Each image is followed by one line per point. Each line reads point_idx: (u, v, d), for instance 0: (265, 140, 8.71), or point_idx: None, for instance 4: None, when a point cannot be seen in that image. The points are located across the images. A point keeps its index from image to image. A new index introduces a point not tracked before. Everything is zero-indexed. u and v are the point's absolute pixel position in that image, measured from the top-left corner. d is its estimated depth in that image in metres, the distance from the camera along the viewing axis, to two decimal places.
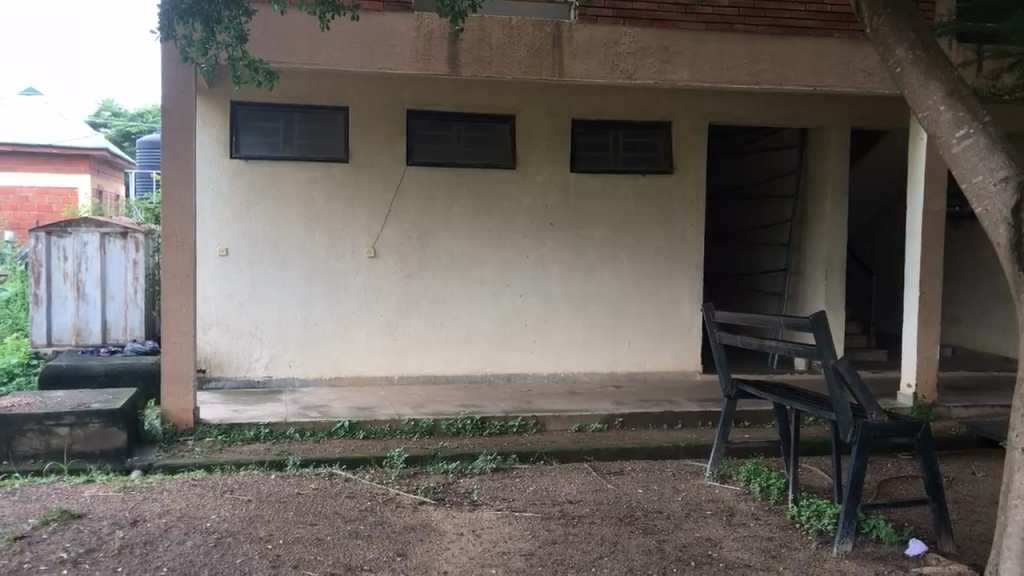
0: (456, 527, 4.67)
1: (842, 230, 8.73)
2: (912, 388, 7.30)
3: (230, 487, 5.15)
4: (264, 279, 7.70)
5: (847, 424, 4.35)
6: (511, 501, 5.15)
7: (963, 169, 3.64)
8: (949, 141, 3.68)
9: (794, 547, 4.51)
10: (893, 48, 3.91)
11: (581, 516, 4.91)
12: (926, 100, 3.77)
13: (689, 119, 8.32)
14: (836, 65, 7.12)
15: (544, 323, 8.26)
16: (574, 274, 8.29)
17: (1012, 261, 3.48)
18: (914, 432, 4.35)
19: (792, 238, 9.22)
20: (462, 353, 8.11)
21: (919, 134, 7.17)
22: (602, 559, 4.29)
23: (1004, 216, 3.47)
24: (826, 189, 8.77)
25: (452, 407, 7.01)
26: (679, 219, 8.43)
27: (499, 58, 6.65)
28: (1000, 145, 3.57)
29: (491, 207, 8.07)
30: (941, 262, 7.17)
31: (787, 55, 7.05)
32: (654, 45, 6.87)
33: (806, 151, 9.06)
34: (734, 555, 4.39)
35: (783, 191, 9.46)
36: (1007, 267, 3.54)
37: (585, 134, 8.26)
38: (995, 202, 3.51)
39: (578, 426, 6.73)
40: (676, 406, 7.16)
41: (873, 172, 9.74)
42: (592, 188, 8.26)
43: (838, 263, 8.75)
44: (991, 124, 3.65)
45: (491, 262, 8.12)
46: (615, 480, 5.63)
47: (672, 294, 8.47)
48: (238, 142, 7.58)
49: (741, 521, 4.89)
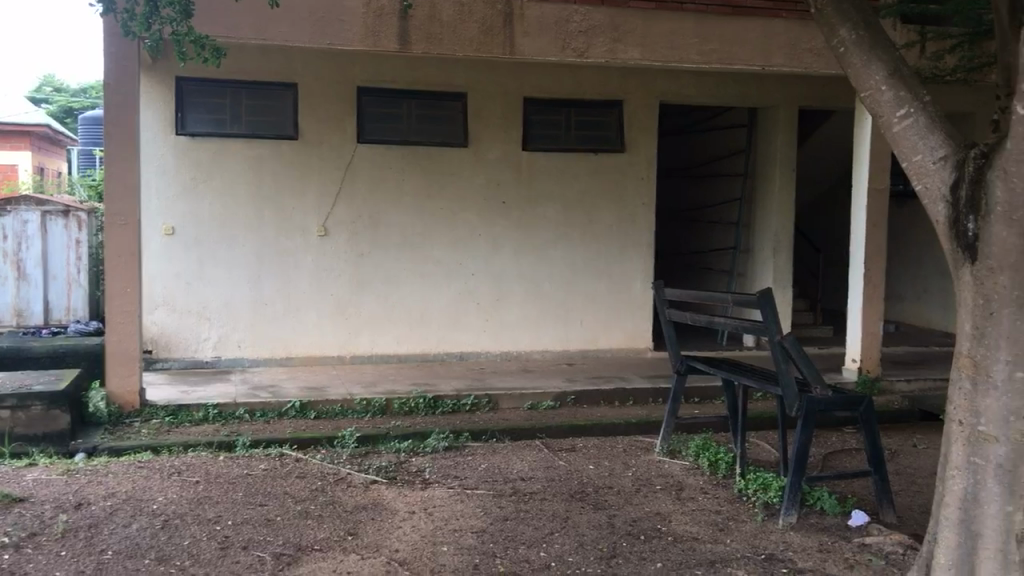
0: (408, 505, 4.68)
1: (790, 210, 8.85)
2: (856, 362, 7.43)
3: (178, 469, 5.09)
4: (212, 257, 7.59)
5: (792, 398, 4.47)
6: (463, 478, 5.18)
7: (904, 148, 3.71)
8: (891, 121, 3.74)
9: (740, 520, 4.60)
10: (838, 28, 3.96)
11: (533, 493, 4.95)
12: (868, 81, 3.82)
13: (640, 98, 8.36)
14: (784, 45, 7.19)
15: (497, 302, 8.27)
16: (527, 254, 8.30)
17: (951, 239, 3.57)
18: (857, 406, 4.47)
19: (742, 216, 9.32)
20: (414, 331, 8.09)
21: (864, 118, 7.33)
22: (554, 535, 4.33)
23: (944, 192, 3.57)
24: (774, 169, 8.87)
25: (404, 385, 7.00)
26: (631, 197, 8.46)
27: (449, 35, 6.59)
28: (939, 124, 3.66)
29: (442, 184, 8.02)
30: (885, 240, 7.30)
31: (736, 36, 7.10)
32: (605, 24, 6.87)
33: (756, 131, 9.16)
34: (683, 528, 4.47)
35: (733, 170, 9.56)
36: (945, 246, 3.63)
37: (537, 113, 8.24)
38: (935, 180, 3.60)
39: (530, 404, 6.76)
40: (627, 383, 7.24)
41: (821, 150, 9.87)
42: (544, 167, 8.25)
43: (786, 241, 8.86)
44: (931, 104, 3.73)
45: (443, 241, 8.09)
46: (567, 457, 5.68)
47: (624, 272, 8.52)
48: (185, 118, 7.44)
49: (690, 495, 4.97)
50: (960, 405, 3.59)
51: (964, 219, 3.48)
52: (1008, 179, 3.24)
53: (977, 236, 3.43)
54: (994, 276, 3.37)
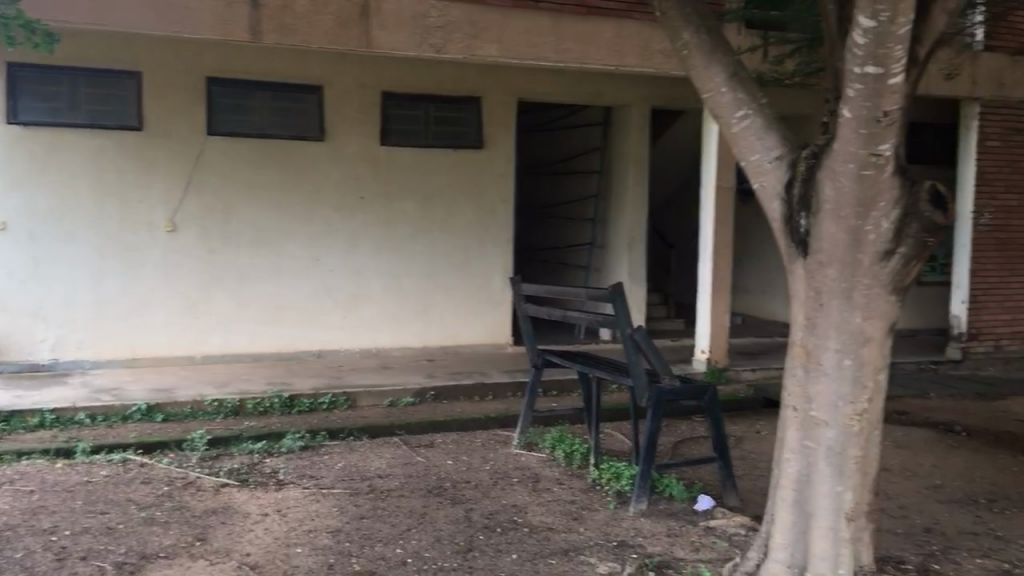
0: (260, 507, 4.56)
1: (643, 207, 9.12)
2: (706, 354, 7.72)
3: (10, 478, 4.80)
4: (49, 254, 7.19)
5: (642, 389, 4.62)
6: (319, 478, 5.09)
7: (742, 148, 3.89)
8: (730, 121, 3.91)
9: (594, 509, 4.72)
10: (681, 32, 4.11)
11: (390, 490, 4.92)
12: (709, 83, 3.98)
13: (498, 95, 8.43)
14: (637, 46, 7.40)
15: (355, 298, 8.16)
16: (385, 249, 8.23)
17: (786, 235, 3.77)
18: (702, 395, 4.66)
19: (598, 212, 9.54)
20: (269, 329, 7.90)
21: (710, 123, 7.61)
22: (410, 531, 4.32)
23: (779, 190, 3.76)
24: (628, 167, 9.12)
25: (259, 385, 6.83)
26: (490, 193, 8.52)
27: (304, 27, 6.45)
28: (774, 125, 3.85)
29: (297, 179, 7.86)
30: (732, 236, 7.63)
31: (591, 36, 7.26)
32: (463, 20, 6.89)
33: (610, 129, 9.38)
34: (539, 519, 4.54)
35: (589, 167, 9.76)
36: (780, 241, 3.83)
37: (396, 107, 8.16)
38: (771, 178, 3.79)
39: (389, 401, 6.72)
40: (486, 378, 7.29)
41: (673, 149, 10.22)
42: (403, 162, 8.21)
43: (639, 237, 9.13)
44: (767, 107, 3.93)
45: (299, 237, 7.92)
46: (425, 453, 5.67)
47: (483, 267, 8.58)
48: (18, 106, 6.99)
49: (546, 486, 5.05)
50: (793, 392, 3.79)
51: (797, 215, 3.68)
52: (835, 178, 3.45)
53: (808, 232, 3.63)
54: (824, 270, 3.58)
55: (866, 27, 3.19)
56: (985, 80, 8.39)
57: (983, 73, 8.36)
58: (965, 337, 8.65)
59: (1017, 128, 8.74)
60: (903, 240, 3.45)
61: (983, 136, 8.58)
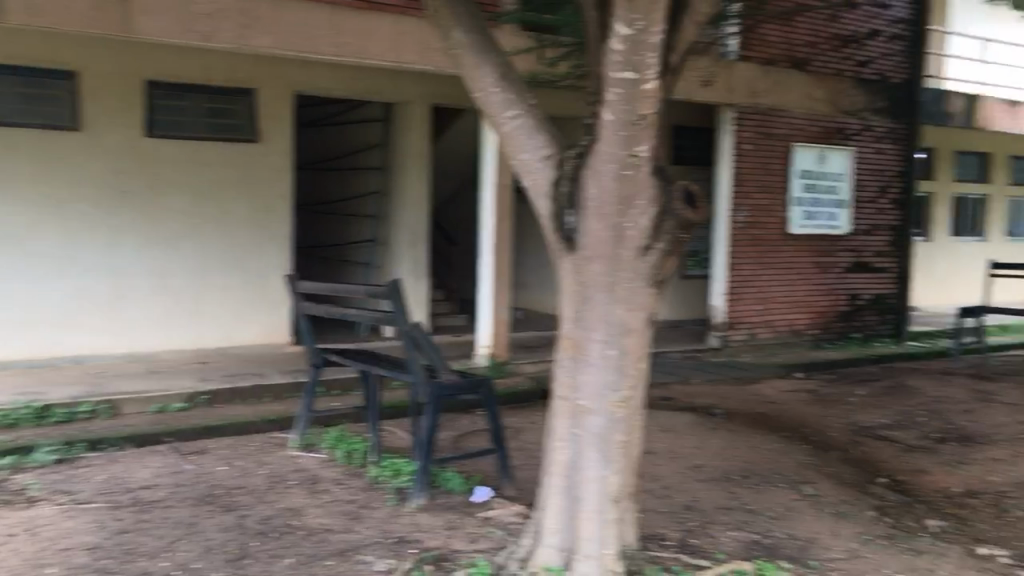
0: (5, 528, 4.19)
1: (426, 204, 9.24)
2: (487, 348, 7.84)
3: None
4: None
5: (421, 385, 4.67)
6: (75, 493, 4.74)
7: (513, 147, 3.98)
8: (501, 121, 4.00)
9: (372, 507, 4.69)
10: (452, 31, 4.15)
11: (156, 501, 4.67)
12: (479, 82, 4.05)
13: (274, 88, 8.19)
14: (415, 44, 7.42)
15: (118, 299, 7.67)
16: (151, 247, 7.80)
17: (553, 232, 3.89)
18: (479, 389, 4.76)
19: (380, 209, 9.48)
20: (18, 334, 7.28)
21: (489, 133, 7.75)
22: (177, 542, 4.12)
23: (546, 188, 3.87)
24: (409, 164, 9.18)
25: (8, 395, 6.27)
26: (266, 189, 8.26)
27: (54, 8, 5.98)
28: (542, 125, 3.97)
29: (49, 171, 7.31)
30: (511, 233, 7.83)
31: (368, 31, 7.20)
32: (234, 9, 6.62)
33: (390, 126, 9.32)
34: (316, 521, 4.46)
35: (368, 164, 9.66)
36: (549, 238, 3.95)
37: (163, 97, 7.74)
38: (540, 176, 3.90)
39: (157, 407, 6.37)
40: (265, 379, 7.08)
41: (453, 147, 10.34)
42: (170, 155, 7.81)
43: (422, 234, 9.24)
44: (536, 107, 4.04)
45: (52, 234, 7.37)
46: (196, 460, 5.42)
47: (259, 265, 8.31)
48: None
49: (324, 487, 4.97)
50: (562, 382, 3.91)
51: (564, 213, 3.80)
52: (597, 177, 3.61)
53: (574, 229, 3.76)
54: (589, 265, 3.73)
55: (624, 34, 3.49)
56: (740, 89, 9.11)
57: (737, 82, 9.08)
58: (724, 326, 9.32)
59: (768, 133, 9.49)
60: (659, 235, 3.69)
61: (739, 140, 9.27)
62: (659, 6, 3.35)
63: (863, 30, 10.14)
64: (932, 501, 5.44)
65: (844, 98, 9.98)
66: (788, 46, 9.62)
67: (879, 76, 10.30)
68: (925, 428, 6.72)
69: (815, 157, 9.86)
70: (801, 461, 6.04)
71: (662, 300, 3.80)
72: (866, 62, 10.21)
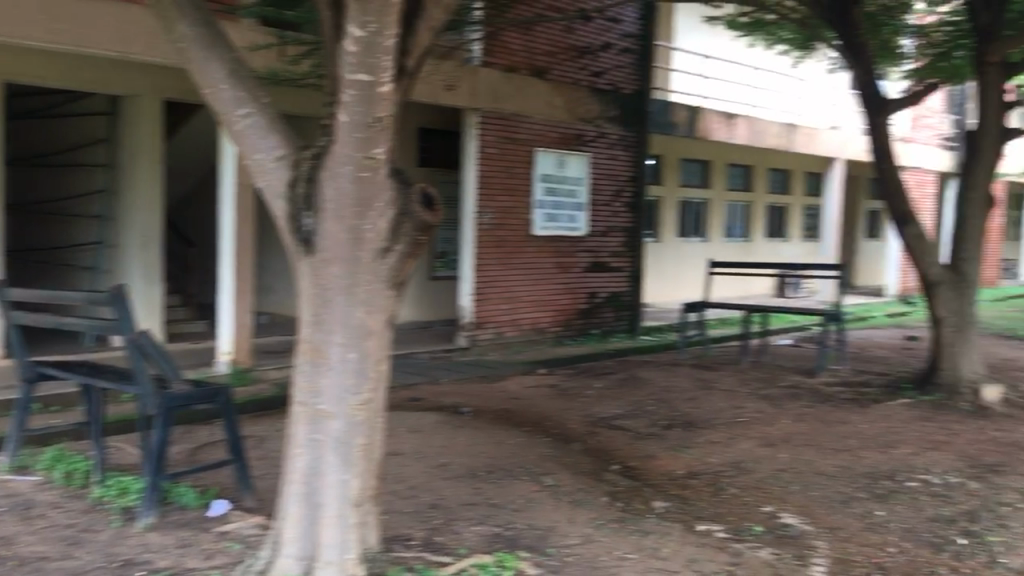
0: None
1: (157, 206, 8.72)
2: (229, 355, 7.59)
3: None
4: None
5: (151, 397, 4.41)
6: None
7: (245, 146, 3.84)
8: (233, 118, 3.85)
9: (95, 529, 4.36)
10: (178, 26, 3.97)
11: None
12: (208, 79, 3.88)
13: None
14: (144, 35, 7.02)
15: None
16: None
17: (290, 233, 3.77)
18: (214, 400, 4.57)
19: (108, 208, 8.93)
20: None
21: (225, 145, 7.37)
22: None
23: (281, 190, 3.75)
24: (139, 161, 8.65)
25: None
26: None
27: None
28: (275, 125, 3.86)
29: None
30: (252, 232, 7.70)
31: (90, 18, 6.71)
32: None
33: (118, 119, 8.80)
34: (29, 549, 4.08)
35: (92, 160, 9.04)
36: (286, 240, 3.82)
37: None
38: (275, 177, 3.78)
39: None
40: None
41: (188, 144, 9.90)
42: None
43: (153, 236, 8.73)
44: (269, 106, 3.92)
45: None
46: None
47: None
48: None
49: (39, 513, 4.55)
50: (300, 388, 3.76)
51: (301, 214, 3.69)
52: (333, 179, 3.55)
53: (311, 231, 3.67)
54: (326, 268, 3.64)
55: (356, 36, 3.41)
56: (484, 94, 9.36)
57: (481, 87, 9.33)
58: (471, 325, 9.51)
59: (511, 137, 9.81)
60: (398, 237, 3.67)
61: (483, 144, 9.50)
62: (392, 10, 3.39)
63: (597, 42, 10.74)
64: (658, 484, 5.84)
65: (581, 106, 10.53)
66: (528, 54, 10.02)
67: (612, 87, 10.96)
68: (654, 416, 7.22)
69: (555, 162, 10.32)
70: (542, 453, 6.29)
71: (402, 302, 3.78)
72: (600, 73, 10.83)
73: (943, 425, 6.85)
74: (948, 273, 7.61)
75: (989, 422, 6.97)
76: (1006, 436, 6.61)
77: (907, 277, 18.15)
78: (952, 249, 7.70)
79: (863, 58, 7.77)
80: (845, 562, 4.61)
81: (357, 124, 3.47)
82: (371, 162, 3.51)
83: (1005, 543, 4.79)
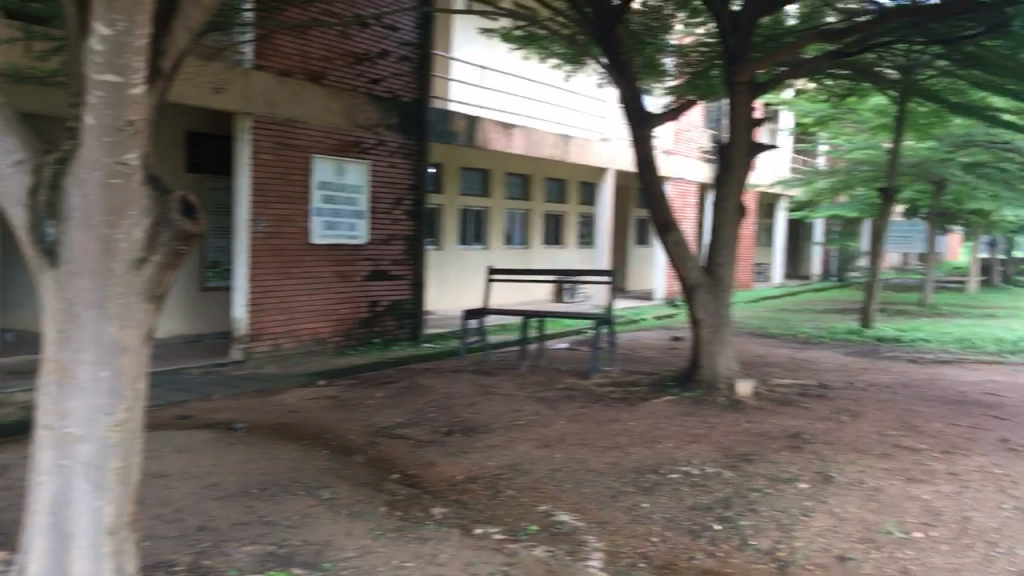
0: None
1: None
2: None
3: None
4: None
5: None
6: None
7: None
8: None
9: None
10: None
11: None
12: None
13: None
14: None
15: None
16: None
17: (31, 244, 3.39)
18: None
19: None
20: None
21: None
22: None
23: (21, 197, 3.37)
24: None
25: None
26: None
27: None
28: (12, 124, 3.47)
29: None
30: None
31: None
32: None
33: None
34: None
35: None
36: (27, 252, 3.43)
37: None
38: (11, 182, 3.39)
39: None
40: None
41: None
42: None
43: None
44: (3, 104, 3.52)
45: None
46: None
47: None
48: None
49: None
50: (45, 411, 3.38)
51: (44, 223, 3.34)
52: (80, 186, 3.24)
53: (56, 242, 3.33)
54: (72, 280, 3.29)
55: (103, 35, 3.14)
56: (256, 98, 9.12)
57: (253, 90, 9.08)
58: (246, 337, 9.25)
59: (286, 143, 9.59)
60: (155, 248, 3.40)
61: (257, 149, 9.24)
62: (143, 9, 3.15)
63: (374, 49, 10.70)
64: (438, 490, 5.82)
65: (359, 112, 10.45)
66: (303, 59, 9.82)
67: (391, 94, 10.97)
68: (434, 423, 7.26)
69: (333, 169, 10.20)
70: (320, 466, 6.16)
71: (161, 316, 3.50)
72: (378, 80, 10.80)
73: (702, 420, 7.32)
74: (706, 277, 8.19)
75: (744, 414, 7.53)
76: (756, 427, 7.15)
77: (672, 280, 19.34)
78: (710, 255, 8.28)
79: (627, 74, 8.25)
80: (614, 554, 4.78)
81: (105, 126, 3.20)
82: (124, 168, 3.26)
83: (755, 525, 5.13)
